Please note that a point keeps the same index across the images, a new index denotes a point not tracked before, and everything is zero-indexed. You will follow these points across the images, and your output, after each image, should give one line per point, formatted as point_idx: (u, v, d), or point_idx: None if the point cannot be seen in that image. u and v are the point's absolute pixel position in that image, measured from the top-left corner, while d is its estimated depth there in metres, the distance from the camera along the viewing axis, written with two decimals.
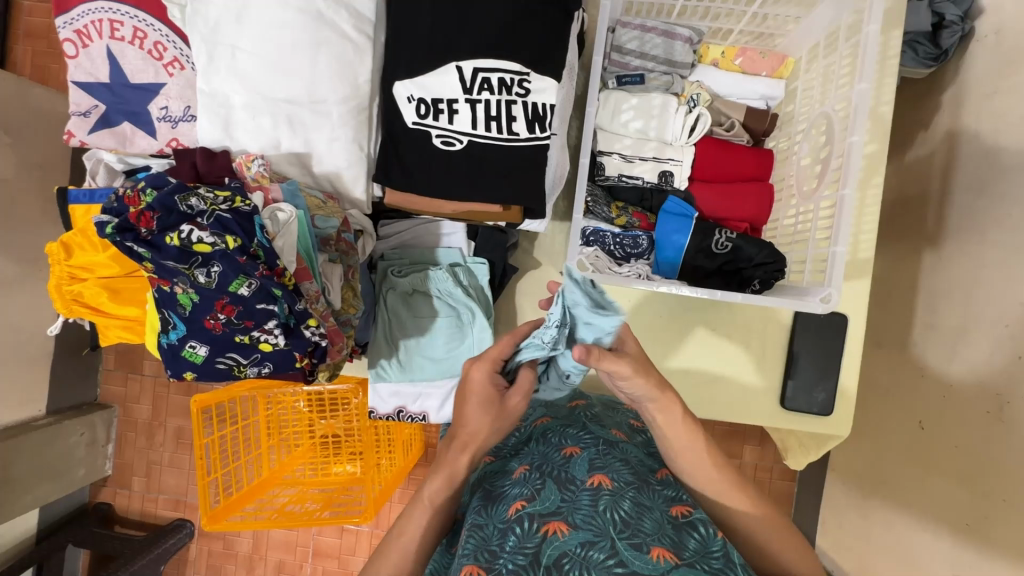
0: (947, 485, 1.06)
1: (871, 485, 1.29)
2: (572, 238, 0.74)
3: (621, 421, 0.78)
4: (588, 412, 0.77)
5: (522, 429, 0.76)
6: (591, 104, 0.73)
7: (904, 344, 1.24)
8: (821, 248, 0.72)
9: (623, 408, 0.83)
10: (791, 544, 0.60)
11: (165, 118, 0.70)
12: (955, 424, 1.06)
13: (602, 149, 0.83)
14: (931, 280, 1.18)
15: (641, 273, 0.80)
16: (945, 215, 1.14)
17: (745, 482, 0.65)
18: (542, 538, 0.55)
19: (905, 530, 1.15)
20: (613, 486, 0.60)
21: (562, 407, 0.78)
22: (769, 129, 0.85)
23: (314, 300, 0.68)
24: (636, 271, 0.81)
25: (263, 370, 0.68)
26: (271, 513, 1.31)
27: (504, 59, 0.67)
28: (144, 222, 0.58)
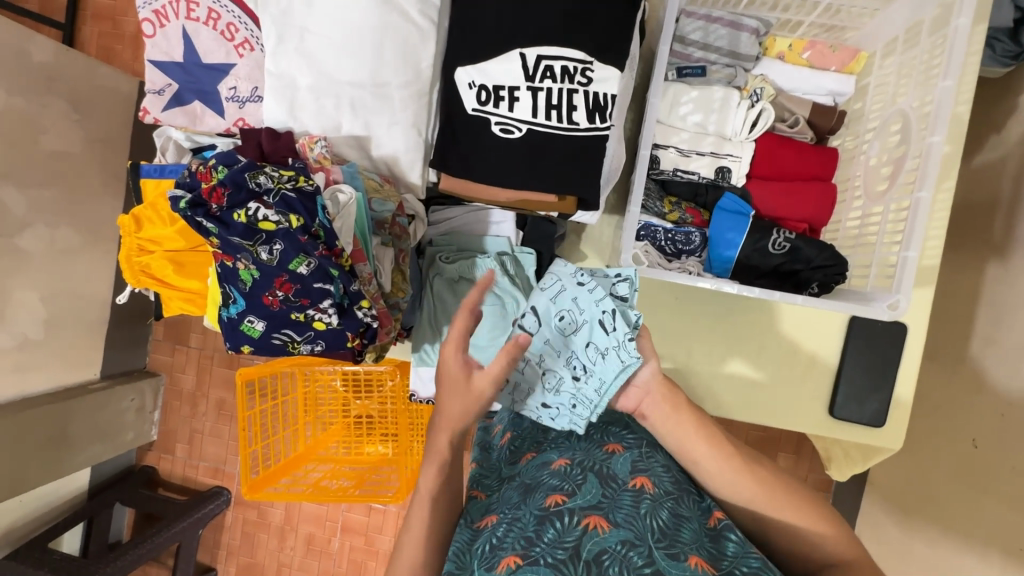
0: (999, 509, 1.01)
1: (915, 502, 1.24)
2: (624, 233, 0.73)
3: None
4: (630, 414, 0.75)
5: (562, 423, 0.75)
6: (652, 96, 0.72)
7: (961, 358, 1.18)
8: (888, 252, 0.69)
9: None
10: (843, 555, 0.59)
11: (233, 98, 0.72)
12: (1012, 445, 1.01)
13: (659, 142, 0.81)
14: (996, 292, 1.11)
15: (691, 271, 0.79)
16: (1015, 224, 1.08)
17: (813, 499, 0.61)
18: (581, 532, 0.54)
19: (951, 553, 1.10)
20: (654, 490, 0.59)
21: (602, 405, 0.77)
22: (836, 127, 0.82)
23: (367, 282, 0.69)
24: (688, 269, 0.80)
25: (316, 348, 0.70)
26: (306, 487, 1.35)
27: (569, 47, 0.66)
28: (216, 198, 0.61)
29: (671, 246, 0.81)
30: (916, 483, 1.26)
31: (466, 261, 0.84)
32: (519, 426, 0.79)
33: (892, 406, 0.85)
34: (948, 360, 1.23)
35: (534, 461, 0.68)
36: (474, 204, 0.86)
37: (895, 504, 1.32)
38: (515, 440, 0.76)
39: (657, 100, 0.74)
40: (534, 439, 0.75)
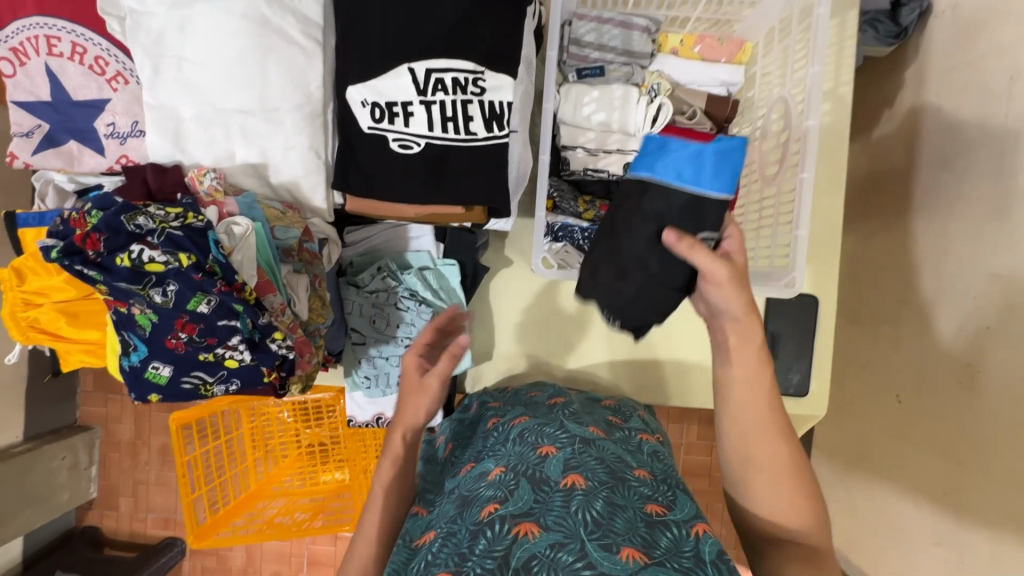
0: (926, 457, 1.10)
1: (855, 459, 1.34)
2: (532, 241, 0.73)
3: (600, 420, 0.77)
4: (566, 412, 0.76)
5: (500, 428, 0.75)
6: (550, 100, 0.73)
7: (879, 319, 1.27)
8: (784, 233, 0.73)
9: (602, 405, 0.83)
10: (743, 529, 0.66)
11: (112, 134, 0.68)
12: (927, 395, 1.10)
13: (566, 144, 0.83)
14: (902, 256, 1.20)
15: None
16: (911, 192, 1.17)
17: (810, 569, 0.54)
18: (512, 539, 0.54)
19: (892, 501, 1.21)
20: (586, 484, 0.60)
21: (539, 406, 0.79)
22: (730, 116, 0.85)
23: (279, 313, 0.67)
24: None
25: (231, 387, 0.67)
26: (259, 526, 1.29)
27: (458, 58, 0.66)
28: (91, 244, 0.57)
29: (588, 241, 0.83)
30: (854, 440, 1.35)
31: (386, 279, 0.83)
32: (460, 437, 0.81)
33: (815, 374, 0.90)
34: (868, 323, 1.31)
35: (471, 473, 0.69)
36: (389, 221, 0.84)
37: (839, 463, 1.41)
38: (455, 450, 0.78)
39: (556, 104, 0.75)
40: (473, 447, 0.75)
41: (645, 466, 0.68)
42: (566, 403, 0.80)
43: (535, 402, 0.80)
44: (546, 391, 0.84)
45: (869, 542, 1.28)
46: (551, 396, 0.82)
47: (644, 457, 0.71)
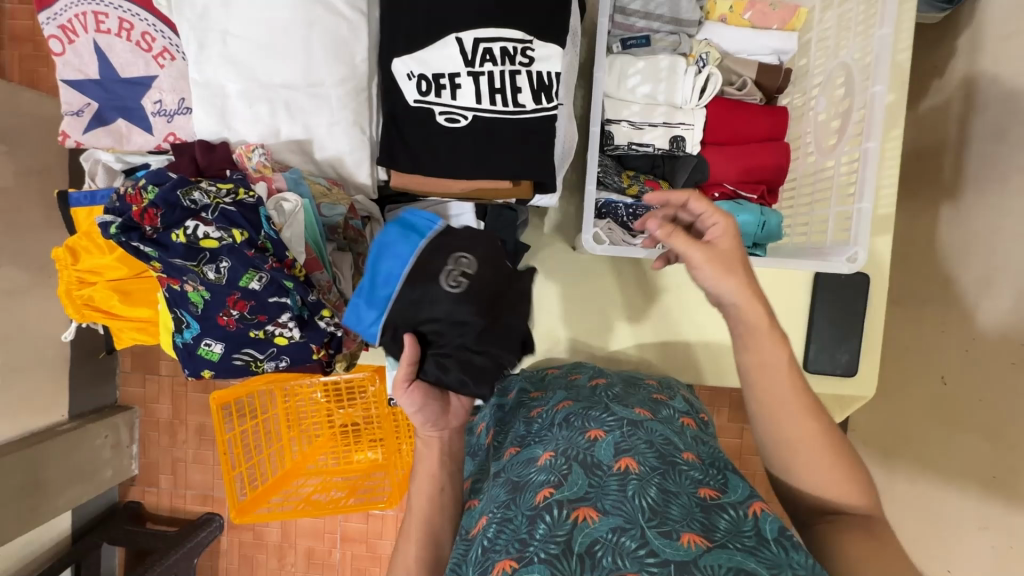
0: (974, 440, 1.08)
1: (894, 442, 1.32)
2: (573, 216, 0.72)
3: (644, 400, 0.76)
4: (609, 393, 0.75)
5: (543, 413, 0.76)
6: (598, 70, 0.71)
7: (925, 301, 1.24)
8: (844, 205, 0.70)
9: (645, 383, 0.82)
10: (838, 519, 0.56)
11: (160, 112, 0.68)
12: (977, 377, 1.08)
13: (611, 117, 0.80)
14: (952, 234, 1.16)
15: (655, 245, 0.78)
16: (962, 166, 1.12)
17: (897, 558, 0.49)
18: (572, 525, 0.55)
19: (936, 487, 1.18)
20: (639, 469, 0.60)
21: (581, 389, 0.78)
22: (783, 86, 0.82)
23: (326, 290, 0.68)
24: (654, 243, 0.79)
25: (281, 364, 0.68)
26: (297, 503, 1.32)
27: (507, 27, 0.64)
28: (148, 220, 0.57)
29: (632, 214, 0.80)
30: (895, 424, 1.33)
31: None
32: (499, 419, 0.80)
33: (863, 354, 0.87)
34: (912, 303, 1.28)
35: (518, 456, 0.69)
36: (431, 198, 0.84)
37: (877, 446, 1.39)
38: (498, 434, 0.78)
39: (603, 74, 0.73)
40: (517, 430, 0.75)
41: (693, 449, 0.66)
42: (608, 385, 0.79)
43: (576, 385, 0.80)
44: (587, 373, 0.84)
45: (908, 525, 1.26)
46: (592, 378, 0.82)
47: (690, 440, 0.69)
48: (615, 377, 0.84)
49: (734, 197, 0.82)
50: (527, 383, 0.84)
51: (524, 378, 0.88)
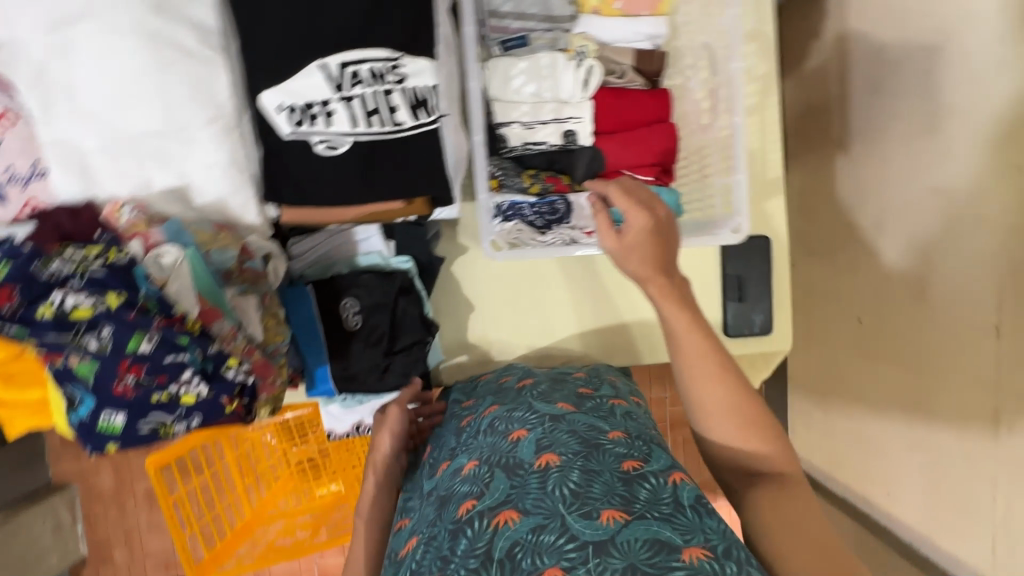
0: (893, 368, 1.20)
1: (829, 381, 1.43)
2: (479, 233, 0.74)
3: (570, 391, 0.77)
4: (535, 391, 0.76)
5: (471, 421, 0.75)
6: (472, 79, 0.71)
7: (838, 246, 1.36)
8: (726, 176, 0.75)
9: (572, 377, 0.82)
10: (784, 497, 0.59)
11: (11, 179, 0.63)
12: (891, 310, 1.20)
13: (501, 121, 0.82)
14: (849, 180, 1.29)
15: (566, 239, 0.82)
16: (849, 119, 1.26)
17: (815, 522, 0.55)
18: (493, 532, 0.55)
19: (868, 418, 1.28)
20: (560, 459, 0.60)
21: (509, 391, 0.78)
22: (660, 69, 0.84)
23: (230, 338, 0.64)
24: (565, 238, 0.82)
25: (193, 422, 0.64)
26: (261, 549, 1.26)
27: (371, 48, 0.62)
28: (4, 299, 0.54)
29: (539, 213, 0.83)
30: (828, 366, 1.43)
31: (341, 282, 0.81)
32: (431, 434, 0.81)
33: (777, 310, 0.92)
34: (825, 250, 1.41)
35: (446, 469, 0.69)
36: (334, 225, 0.82)
37: (816, 386, 1.50)
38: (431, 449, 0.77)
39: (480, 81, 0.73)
40: (446, 444, 0.75)
41: (619, 427, 0.68)
42: (534, 381, 0.80)
43: (503, 387, 0.81)
44: (512, 375, 0.84)
45: (850, 455, 1.37)
46: (519, 377, 0.82)
47: (617, 417, 0.71)
48: (543, 374, 0.84)
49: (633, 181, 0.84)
50: (459, 393, 0.84)
51: (458, 390, 0.88)
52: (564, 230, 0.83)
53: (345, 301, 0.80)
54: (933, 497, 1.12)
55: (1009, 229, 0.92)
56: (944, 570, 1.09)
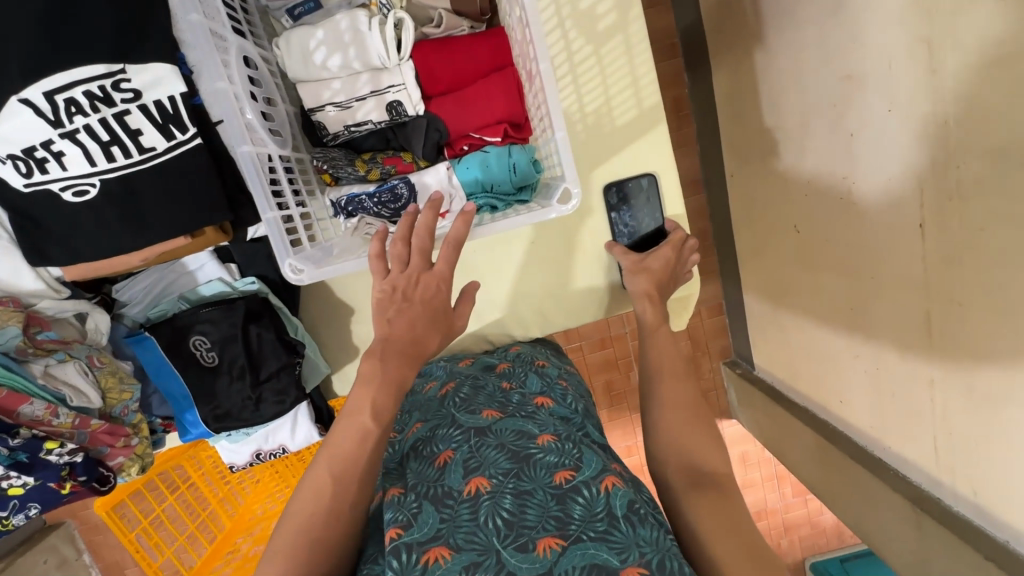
0: (830, 278, 1.13)
1: (777, 296, 1.38)
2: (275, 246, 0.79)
3: (491, 398, 0.87)
4: (456, 402, 0.86)
5: (400, 440, 0.85)
6: (213, 71, 0.76)
7: (765, 154, 1.27)
8: (552, 137, 0.84)
9: (489, 380, 0.94)
10: (695, 453, 0.74)
11: None
12: (821, 218, 1.12)
13: (317, 105, 0.90)
14: (768, 78, 1.18)
15: None
16: (761, 8, 1.14)
17: (739, 522, 0.66)
18: (425, 568, 0.61)
19: (813, 330, 1.25)
20: (490, 486, 0.68)
21: (431, 404, 0.89)
22: (483, 11, 0.92)
23: (53, 416, 0.90)
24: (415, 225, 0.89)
25: (32, 507, 0.94)
26: (247, 556, 1.34)
27: (72, 71, 0.80)
28: None
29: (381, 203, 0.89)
30: (774, 280, 1.37)
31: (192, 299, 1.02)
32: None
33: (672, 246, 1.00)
34: (755, 158, 1.32)
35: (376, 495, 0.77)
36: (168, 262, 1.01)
37: (766, 302, 1.46)
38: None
39: (234, 70, 0.80)
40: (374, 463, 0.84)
41: (547, 429, 0.78)
42: (455, 391, 0.90)
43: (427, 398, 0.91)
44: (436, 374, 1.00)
45: (802, 367, 1.35)
46: (441, 384, 0.95)
47: (543, 420, 0.81)
48: (464, 377, 0.96)
49: (482, 142, 0.92)
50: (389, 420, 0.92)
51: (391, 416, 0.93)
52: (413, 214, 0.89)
53: (194, 340, 0.98)
54: (877, 402, 1.09)
55: (919, 116, 0.82)
56: (893, 471, 1.09)
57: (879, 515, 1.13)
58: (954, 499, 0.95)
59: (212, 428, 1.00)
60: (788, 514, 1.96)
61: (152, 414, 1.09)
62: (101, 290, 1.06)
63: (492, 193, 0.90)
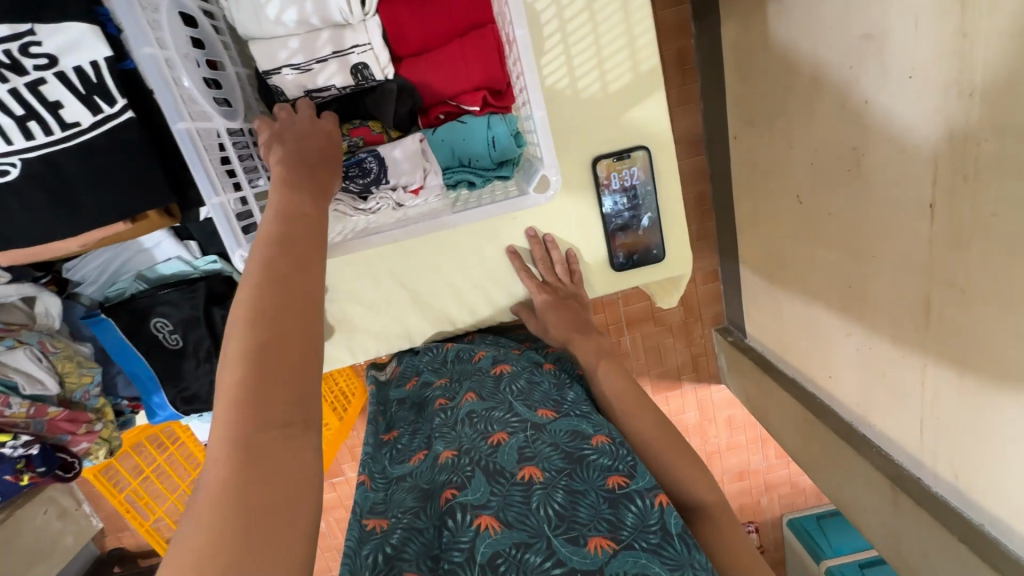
0: (830, 253, 1.09)
1: (773, 268, 1.34)
2: (216, 224, 0.78)
3: (548, 392, 0.84)
4: (513, 388, 0.84)
5: (449, 409, 0.85)
6: (148, 41, 0.71)
7: (771, 117, 1.19)
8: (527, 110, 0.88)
9: (543, 369, 0.91)
10: None
11: None
12: (826, 189, 1.05)
13: (273, 68, 0.88)
14: (782, 33, 1.08)
15: (390, 203, 0.93)
16: None
17: None
18: (476, 532, 0.61)
19: (808, 305, 1.21)
20: (543, 477, 0.67)
21: (486, 382, 0.87)
22: None
23: (9, 409, 0.96)
24: (387, 204, 0.93)
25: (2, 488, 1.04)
26: None
27: None
28: None
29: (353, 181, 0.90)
30: (772, 251, 1.33)
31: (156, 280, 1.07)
32: (406, 420, 0.92)
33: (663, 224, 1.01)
34: (761, 122, 1.24)
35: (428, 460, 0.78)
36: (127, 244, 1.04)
37: (762, 274, 1.42)
38: (414, 423, 0.90)
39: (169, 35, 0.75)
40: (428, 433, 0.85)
41: (603, 428, 0.75)
42: (511, 374, 0.88)
43: (480, 373, 0.90)
44: (486, 351, 0.97)
45: (793, 340, 1.33)
46: (493, 364, 0.92)
47: (599, 421, 0.78)
48: (518, 361, 0.93)
49: (460, 108, 0.96)
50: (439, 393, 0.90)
51: (442, 389, 0.92)
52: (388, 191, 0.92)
53: (155, 321, 1.05)
54: (867, 382, 1.07)
55: (940, 88, 0.75)
56: (877, 448, 1.09)
57: (858, 490, 1.14)
58: (935, 480, 0.96)
59: (182, 409, 1.10)
60: (770, 473, 2.02)
61: (118, 396, 1.14)
62: (52, 269, 1.04)
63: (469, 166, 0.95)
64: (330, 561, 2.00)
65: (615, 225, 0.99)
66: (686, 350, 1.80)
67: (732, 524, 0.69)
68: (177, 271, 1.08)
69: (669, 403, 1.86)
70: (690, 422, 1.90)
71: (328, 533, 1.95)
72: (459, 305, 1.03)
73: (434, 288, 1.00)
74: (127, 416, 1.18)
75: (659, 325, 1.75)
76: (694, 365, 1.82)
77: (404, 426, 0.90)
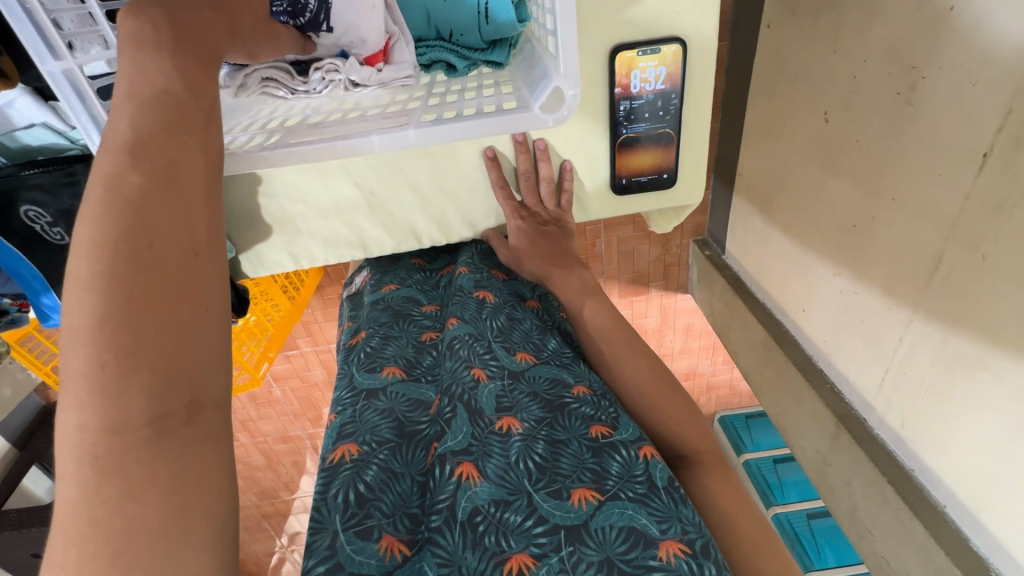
0: (843, 186, 0.98)
1: (774, 190, 1.23)
2: (62, 100, 0.62)
3: (529, 332, 0.80)
4: (493, 326, 0.79)
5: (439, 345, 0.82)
6: None
7: (820, 9, 0.98)
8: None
9: (525, 308, 0.86)
10: None
11: None
12: (859, 111, 0.91)
13: None
14: None
15: (341, 86, 0.79)
16: None
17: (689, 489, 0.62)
18: (455, 485, 0.60)
19: (801, 235, 1.13)
20: (523, 427, 0.64)
21: (466, 307, 0.82)
22: None
23: None
24: (334, 84, 0.79)
25: None
26: None
27: None
28: None
29: (283, 18, 0.75)
30: (778, 171, 1.20)
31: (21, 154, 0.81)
32: (379, 325, 0.86)
33: (678, 142, 0.86)
34: (806, 12, 1.02)
35: (405, 387, 0.75)
36: None
37: (759, 194, 1.31)
38: (388, 330, 0.85)
39: None
40: (405, 354, 0.81)
41: (584, 378, 0.73)
42: (495, 303, 0.83)
43: (460, 297, 0.84)
44: (467, 268, 0.90)
45: (775, 268, 1.28)
46: (474, 286, 0.86)
47: (580, 369, 0.76)
48: (500, 291, 0.87)
49: None
50: (416, 333, 0.85)
51: (423, 323, 0.88)
52: (327, 41, 0.79)
53: (26, 212, 0.79)
54: (841, 324, 1.05)
55: None
56: (830, 385, 1.11)
57: (801, 418, 1.19)
58: (879, 424, 0.99)
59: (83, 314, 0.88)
60: (714, 377, 2.13)
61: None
62: None
63: (449, 44, 0.84)
64: (287, 423, 2.05)
65: (625, 137, 0.84)
66: (660, 258, 1.74)
67: (694, 479, 0.68)
68: (52, 143, 0.82)
69: (633, 307, 1.86)
70: (650, 326, 1.92)
71: (283, 399, 1.96)
72: (426, 217, 0.89)
73: (395, 193, 0.85)
74: (14, 315, 0.94)
75: (638, 230, 1.65)
76: (664, 274, 1.78)
77: (373, 330, 0.85)
